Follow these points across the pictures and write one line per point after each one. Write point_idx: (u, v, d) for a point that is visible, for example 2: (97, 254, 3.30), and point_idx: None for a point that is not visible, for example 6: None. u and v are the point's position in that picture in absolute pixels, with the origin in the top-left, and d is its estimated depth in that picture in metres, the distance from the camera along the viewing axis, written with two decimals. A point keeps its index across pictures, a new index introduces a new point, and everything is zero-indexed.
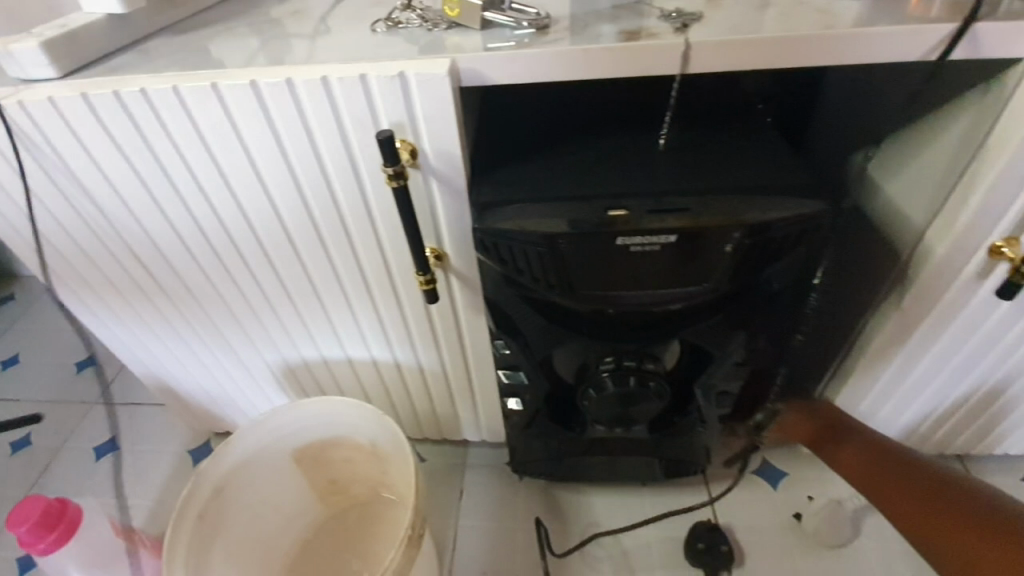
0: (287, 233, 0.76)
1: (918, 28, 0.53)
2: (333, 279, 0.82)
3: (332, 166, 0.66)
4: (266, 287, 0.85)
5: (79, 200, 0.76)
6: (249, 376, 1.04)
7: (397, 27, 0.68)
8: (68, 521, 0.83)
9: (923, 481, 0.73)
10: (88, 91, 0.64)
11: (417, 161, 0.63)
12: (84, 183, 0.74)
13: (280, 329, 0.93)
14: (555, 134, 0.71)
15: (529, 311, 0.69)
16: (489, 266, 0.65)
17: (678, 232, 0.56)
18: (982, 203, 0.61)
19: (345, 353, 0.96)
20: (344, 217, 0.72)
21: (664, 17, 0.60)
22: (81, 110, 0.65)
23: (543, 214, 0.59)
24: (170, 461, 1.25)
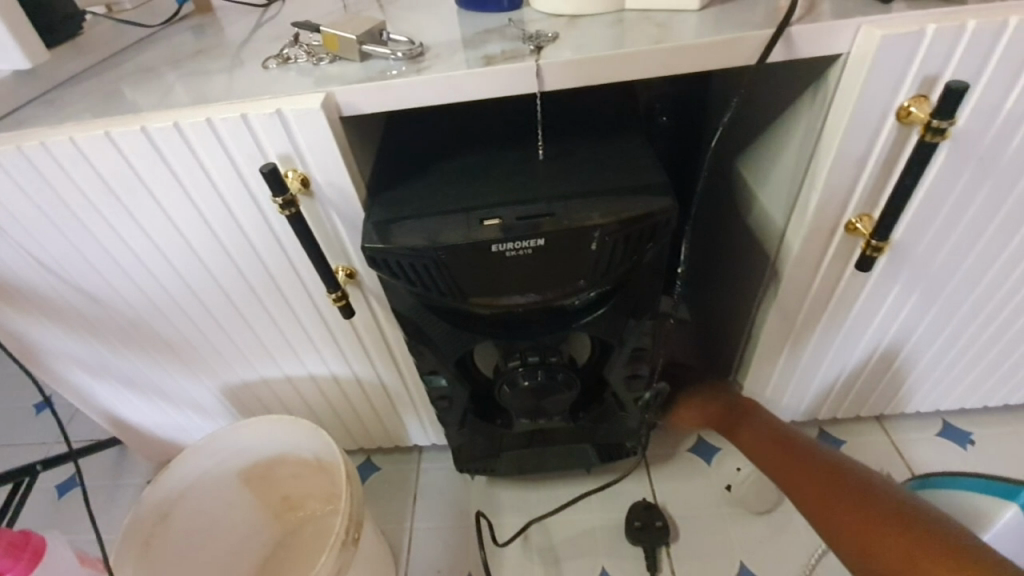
0: (206, 265, 0.80)
1: (737, 37, 0.60)
2: (258, 304, 0.85)
3: (233, 199, 0.71)
4: (196, 318, 0.88)
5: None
6: (196, 402, 1.08)
7: (287, 63, 0.72)
8: (33, 549, 0.84)
9: (820, 465, 0.81)
10: None
11: (309, 188, 0.68)
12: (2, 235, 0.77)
13: (218, 355, 0.96)
14: (447, 145, 0.75)
15: (434, 318, 0.73)
16: (389, 280, 0.69)
17: (544, 235, 0.61)
18: (826, 186, 0.68)
19: (284, 371, 0.99)
20: (255, 245, 0.76)
21: (524, 39, 0.66)
22: None
23: (426, 227, 0.63)
24: (132, 492, 1.28)
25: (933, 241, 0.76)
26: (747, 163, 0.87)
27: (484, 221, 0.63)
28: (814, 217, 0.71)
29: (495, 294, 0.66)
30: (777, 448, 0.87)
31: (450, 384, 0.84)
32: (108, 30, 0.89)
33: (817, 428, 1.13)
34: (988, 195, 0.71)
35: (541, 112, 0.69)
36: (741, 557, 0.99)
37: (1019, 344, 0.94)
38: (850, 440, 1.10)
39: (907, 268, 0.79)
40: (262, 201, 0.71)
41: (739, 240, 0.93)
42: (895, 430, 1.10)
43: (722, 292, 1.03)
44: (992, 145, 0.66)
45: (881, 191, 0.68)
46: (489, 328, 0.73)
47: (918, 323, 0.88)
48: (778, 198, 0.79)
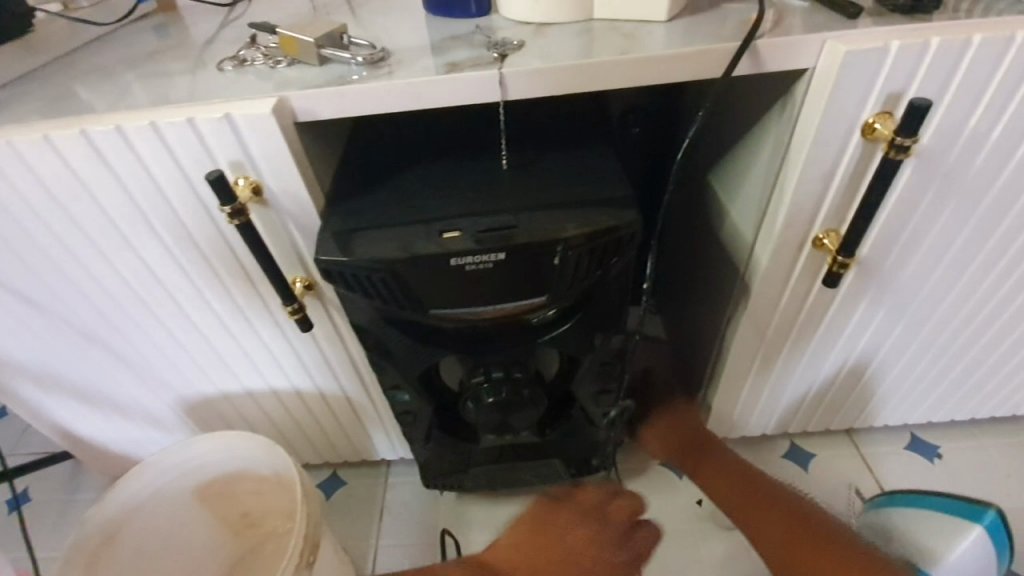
0: (155, 274, 0.76)
1: (703, 50, 0.59)
2: (213, 314, 0.81)
3: (183, 206, 0.67)
4: (150, 330, 0.84)
5: None
6: (152, 416, 1.03)
7: (243, 65, 0.69)
8: None
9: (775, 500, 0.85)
10: None
11: (262, 196, 0.64)
12: None
13: (172, 367, 0.92)
14: (410, 152, 0.73)
15: (394, 332, 0.70)
16: (345, 293, 0.66)
17: (505, 249, 0.58)
18: (793, 201, 0.67)
19: (244, 385, 0.95)
20: (207, 253, 0.73)
21: (489, 47, 0.64)
22: None
23: (384, 239, 0.61)
24: (84, 509, 1.22)
25: (899, 258, 0.76)
26: (717, 176, 0.86)
27: (444, 234, 0.60)
28: (781, 232, 0.70)
29: (457, 309, 0.64)
30: (741, 486, 0.89)
31: (414, 399, 0.81)
32: (58, 27, 0.85)
33: (788, 441, 1.13)
34: (952, 213, 0.71)
35: (505, 122, 0.67)
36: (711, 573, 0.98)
37: (983, 358, 0.94)
38: (821, 453, 1.10)
39: (874, 284, 0.79)
40: (212, 207, 0.67)
41: (710, 253, 0.92)
42: (864, 443, 1.11)
43: (693, 304, 1.02)
44: (955, 163, 0.66)
45: (848, 206, 0.68)
46: (453, 343, 0.70)
47: (886, 338, 0.88)
48: (747, 211, 0.78)
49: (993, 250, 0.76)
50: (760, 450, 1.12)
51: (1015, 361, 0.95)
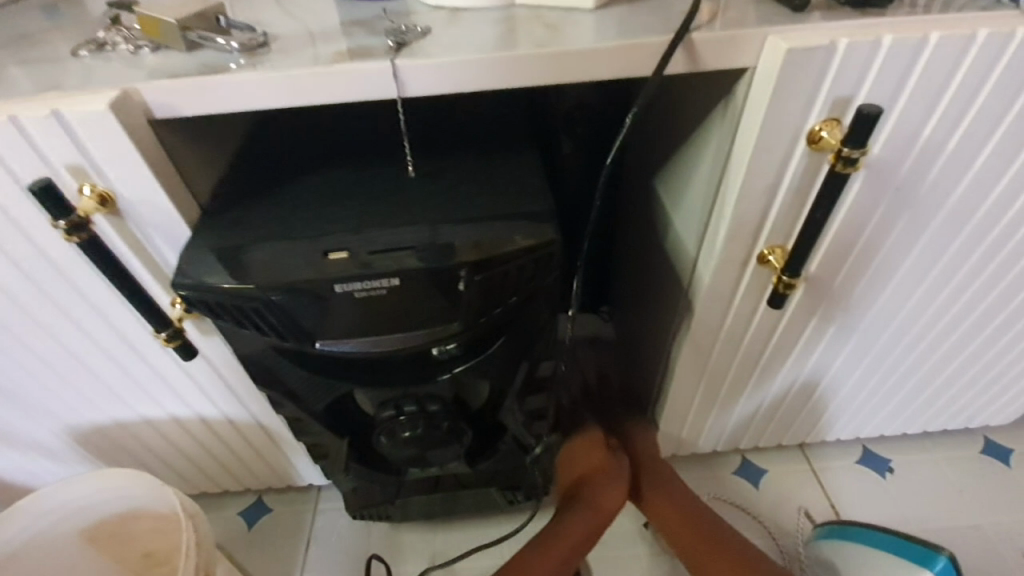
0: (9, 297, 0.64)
1: (631, 44, 0.52)
2: (87, 340, 0.70)
3: (24, 219, 0.56)
4: (13, 359, 0.72)
5: None
6: (38, 450, 0.91)
7: (102, 50, 0.58)
8: None
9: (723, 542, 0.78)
10: None
11: (115, 206, 0.55)
12: None
13: (52, 397, 0.80)
14: (307, 157, 0.63)
15: (287, 363, 0.61)
16: (223, 322, 0.56)
17: (399, 273, 0.49)
18: (735, 216, 0.61)
19: (139, 413, 0.84)
20: (66, 271, 0.62)
21: (389, 34, 0.55)
22: None
23: (257, 261, 0.51)
24: None
25: (849, 274, 0.70)
26: (661, 183, 0.79)
27: (328, 255, 0.51)
28: (723, 248, 0.64)
29: (348, 340, 0.54)
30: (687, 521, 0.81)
31: (322, 434, 0.72)
32: None
33: (740, 456, 1.08)
34: (904, 227, 0.65)
35: (403, 124, 0.58)
36: None
37: (937, 374, 0.91)
38: (772, 469, 1.06)
39: (823, 301, 0.73)
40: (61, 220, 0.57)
41: (655, 264, 0.85)
42: (816, 458, 1.07)
43: (640, 317, 0.95)
44: (908, 175, 0.60)
45: (793, 222, 0.61)
46: (354, 375, 0.61)
47: (837, 356, 0.83)
48: (690, 223, 0.71)
49: (947, 266, 0.71)
50: (712, 467, 1.07)
51: (968, 376, 0.92)
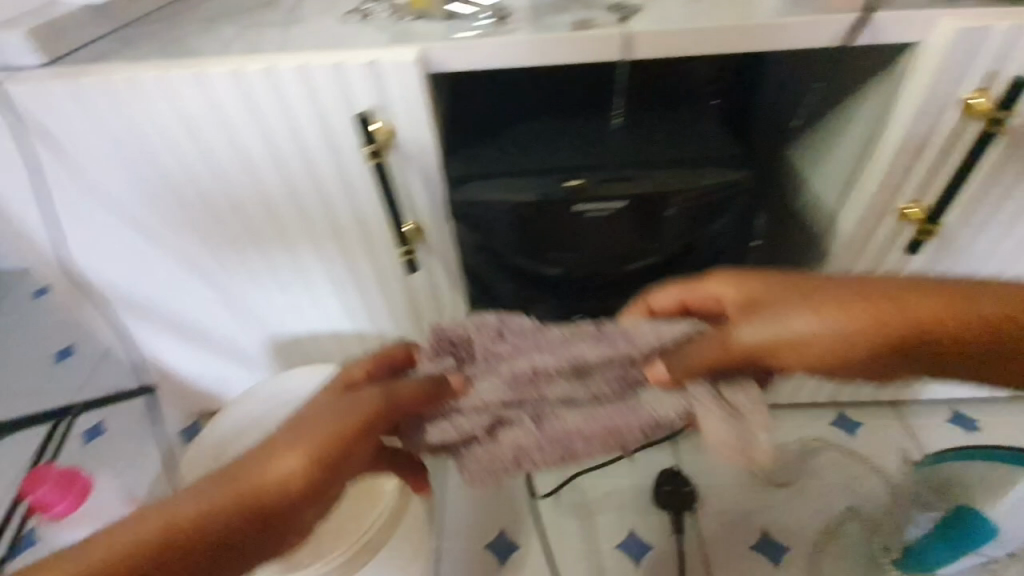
0: (267, 201, 0.77)
1: (821, 18, 0.61)
2: (318, 253, 0.84)
3: (313, 149, 0.70)
4: (259, 273, 0.88)
5: (76, 195, 0.78)
6: (237, 357, 1.05)
7: (367, 18, 0.70)
8: (80, 489, 0.87)
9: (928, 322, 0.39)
10: (99, 83, 0.66)
11: (393, 142, 0.68)
12: (94, 181, 0.76)
13: (267, 308, 0.95)
14: (531, 114, 0.76)
15: (502, 277, 0.75)
16: (466, 236, 0.72)
17: (626, 198, 0.64)
18: (886, 169, 0.71)
19: (330, 330, 0.98)
20: (322, 189, 0.75)
21: (609, 9, 0.67)
22: (86, 105, 0.68)
23: (502, 187, 0.67)
24: (164, 444, 1.25)
25: (972, 233, 0.79)
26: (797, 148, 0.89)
27: (564, 180, 0.66)
28: (869, 199, 0.74)
29: (571, 252, 0.70)
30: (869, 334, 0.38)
31: None
32: None
33: (835, 411, 1.17)
34: None
35: (623, 77, 0.70)
36: (764, 525, 1.03)
37: None
38: (866, 423, 1.15)
39: (947, 257, 0.82)
40: (341, 140, 0.69)
41: None
42: (908, 416, 1.15)
43: None
44: None
45: (933, 178, 0.72)
46: (556, 290, 0.75)
47: None
48: (829, 182, 0.82)
49: None
50: (809, 418, 1.16)
51: None
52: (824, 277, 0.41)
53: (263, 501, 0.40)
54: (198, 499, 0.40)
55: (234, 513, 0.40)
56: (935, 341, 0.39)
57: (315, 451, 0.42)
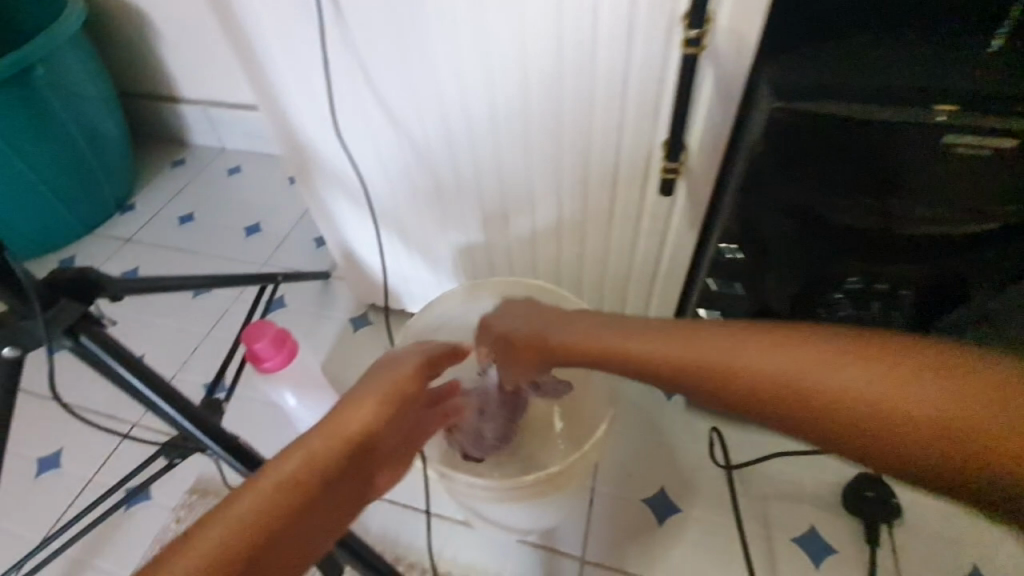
0: (529, 89, 0.69)
1: None
2: (558, 158, 0.76)
3: (609, 35, 0.61)
4: (486, 173, 0.82)
5: (336, 63, 0.73)
6: (427, 258, 1.03)
7: None
8: (288, 352, 0.91)
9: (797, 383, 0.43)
10: None
11: (709, 38, 0.59)
12: (358, 48, 0.70)
13: (477, 215, 0.89)
14: None
15: (782, 216, 0.65)
16: (761, 162, 0.61)
17: (1017, 136, 0.52)
18: None
19: (532, 248, 0.92)
20: (598, 79, 0.66)
21: None
22: None
23: (842, 102, 0.55)
24: (335, 326, 1.30)
25: None
26: None
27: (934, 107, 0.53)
28: None
29: (904, 195, 0.59)
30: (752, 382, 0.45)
31: (740, 295, 0.77)
32: None
33: None
34: None
35: None
36: (972, 561, 0.90)
37: None
38: None
39: None
40: (644, 22, 0.60)
41: None
42: None
43: None
44: None
45: None
46: (848, 242, 0.65)
47: None
48: None
49: None
50: None
51: None
52: (816, 327, 0.46)
53: (342, 461, 0.45)
54: (288, 462, 0.43)
55: (321, 479, 0.43)
56: (948, 432, 0.38)
57: (380, 406, 0.49)
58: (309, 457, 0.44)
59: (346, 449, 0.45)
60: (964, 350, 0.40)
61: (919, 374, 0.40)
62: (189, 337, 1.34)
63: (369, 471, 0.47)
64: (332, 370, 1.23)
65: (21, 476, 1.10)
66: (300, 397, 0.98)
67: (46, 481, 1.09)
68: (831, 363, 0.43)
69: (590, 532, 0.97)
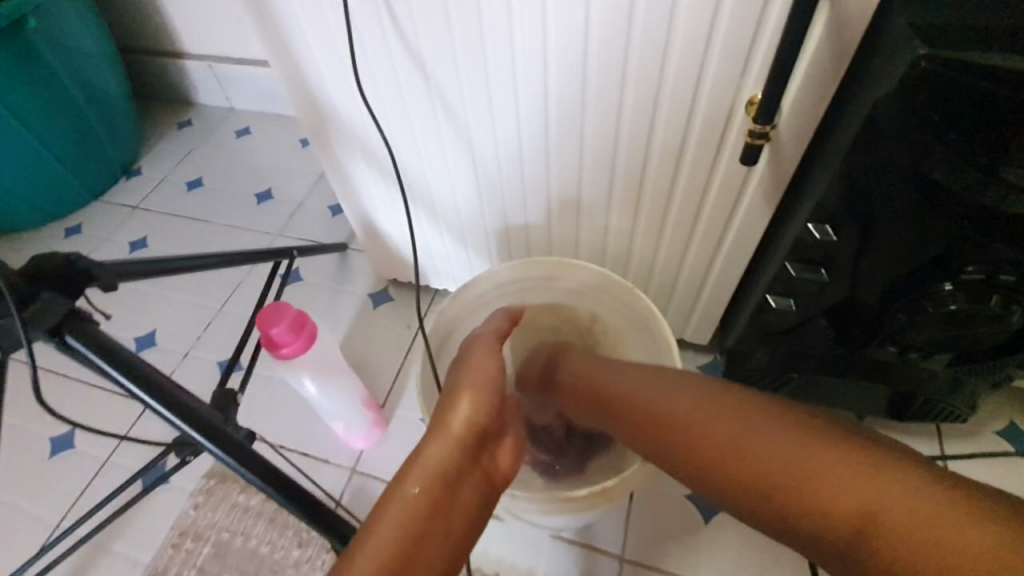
0: (589, 32, 0.58)
1: None
2: (615, 117, 0.65)
3: None
4: (532, 137, 0.71)
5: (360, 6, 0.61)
6: (457, 232, 0.94)
7: None
8: (307, 336, 0.83)
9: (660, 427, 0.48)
10: None
11: None
12: None
13: (515, 180, 0.79)
14: None
15: (902, 196, 0.53)
16: (890, 126, 0.49)
17: None
18: None
19: (576, 222, 0.83)
20: (674, 20, 0.54)
21: None
22: None
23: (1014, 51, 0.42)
24: (354, 301, 1.22)
25: None
26: None
27: None
28: None
29: None
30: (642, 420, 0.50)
31: (825, 281, 0.67)
32: None
33: None
34: None
35: None
36: None
37: None
38: None
39: None
40: None
41: None
42: None
43: None
44: None
45: None
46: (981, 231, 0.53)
47: None
48: None
49: None
50: None
51: None
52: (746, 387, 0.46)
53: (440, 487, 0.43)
54: (409, 482, 0.43)
55: (429, 504, 0.42)
56: (751, 481, 0.40)
57: (475, 401, 0.50)
58: (428, 466, 0.44)
59: (459, 449, 0.47)
60: (840, 431, 0.39)
61: (766, 427, 0.41)
62: (202, 312, 1.27)
63: (489, 464, 0.48)
64: (352, 349, 1.16)
65: (34, 456, 1.06)
66: (321, 383, 0.92)
67: (61, 461, 1.05)
68: (743, 417, 0.43)
69: (630, 530, 0.90)
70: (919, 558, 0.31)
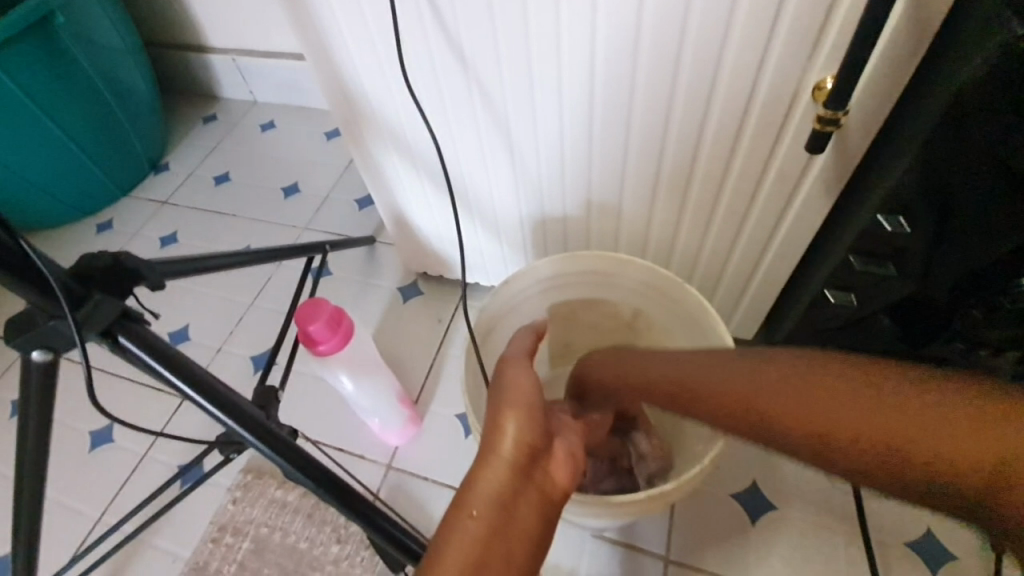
0: (644, 13, 0.55)
1: None
2: (667, 103, 0.62)
3: None
4: (575, 126, 0.69)
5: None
6: (492, 226, 0.92)
7: None
8: (344, 332, 0.82)
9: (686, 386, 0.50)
10: None
11: None
12: None
13: (556, 171, 0.76)
14: None
15: (987, 185, 0.50)
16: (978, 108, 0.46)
17: None
18: None
19: (619, 214, 0.80)
20: (739, 1, 0.51)
21: None
22: None
23: None
24: (385, 295, 1.21)
25: None
26: None
27: None
28: None
29: None
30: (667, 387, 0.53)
31: (893, 274, 0.65)
32: None
33: None
34: None
35: None
36: None
37: None
38: None
39: None
40: None
41: None
42: None
43: None
44: None
45: None
46: None
47: None
48: None
49: None
50: None
51: None
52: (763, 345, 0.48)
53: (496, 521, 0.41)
54: (460, 514, 0.41)
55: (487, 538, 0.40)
56: (783, 416, 0.41)
57: (523, 419, 0.48)
58: (483, 492, 0.42)
59: (514, 473, 0.44)
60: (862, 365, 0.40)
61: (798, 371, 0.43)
62: (234, 306, 1.28)
63: (543, 481, 0.46)
64: (385, 343, 1.15)
65: (75, 449, 1.07)
66: (357, 379, 0.91)
67: (101, 454, 1.07)
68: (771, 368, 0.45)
69: (674, 532, 0.88)
70: (931, 446, 0.33)
